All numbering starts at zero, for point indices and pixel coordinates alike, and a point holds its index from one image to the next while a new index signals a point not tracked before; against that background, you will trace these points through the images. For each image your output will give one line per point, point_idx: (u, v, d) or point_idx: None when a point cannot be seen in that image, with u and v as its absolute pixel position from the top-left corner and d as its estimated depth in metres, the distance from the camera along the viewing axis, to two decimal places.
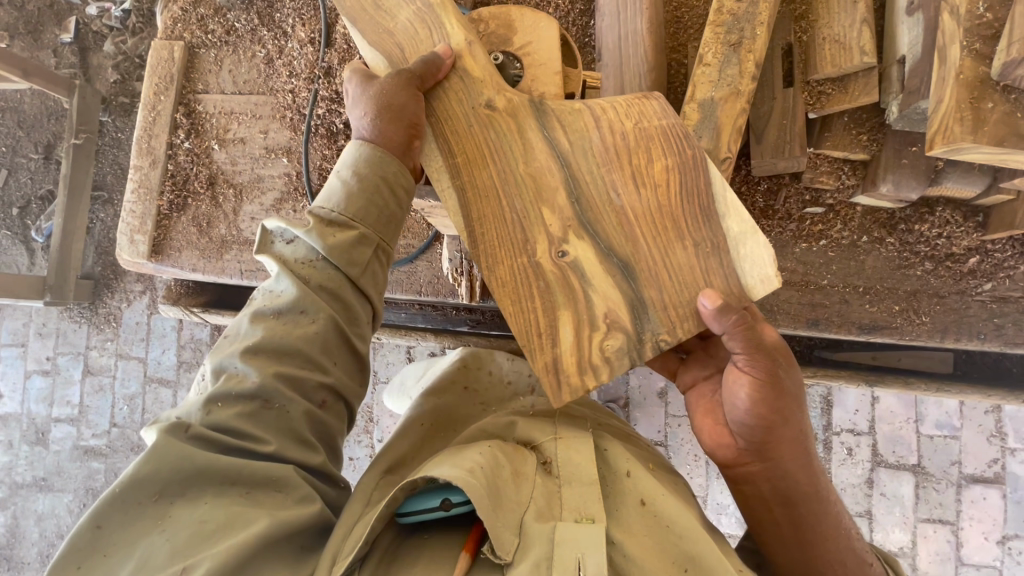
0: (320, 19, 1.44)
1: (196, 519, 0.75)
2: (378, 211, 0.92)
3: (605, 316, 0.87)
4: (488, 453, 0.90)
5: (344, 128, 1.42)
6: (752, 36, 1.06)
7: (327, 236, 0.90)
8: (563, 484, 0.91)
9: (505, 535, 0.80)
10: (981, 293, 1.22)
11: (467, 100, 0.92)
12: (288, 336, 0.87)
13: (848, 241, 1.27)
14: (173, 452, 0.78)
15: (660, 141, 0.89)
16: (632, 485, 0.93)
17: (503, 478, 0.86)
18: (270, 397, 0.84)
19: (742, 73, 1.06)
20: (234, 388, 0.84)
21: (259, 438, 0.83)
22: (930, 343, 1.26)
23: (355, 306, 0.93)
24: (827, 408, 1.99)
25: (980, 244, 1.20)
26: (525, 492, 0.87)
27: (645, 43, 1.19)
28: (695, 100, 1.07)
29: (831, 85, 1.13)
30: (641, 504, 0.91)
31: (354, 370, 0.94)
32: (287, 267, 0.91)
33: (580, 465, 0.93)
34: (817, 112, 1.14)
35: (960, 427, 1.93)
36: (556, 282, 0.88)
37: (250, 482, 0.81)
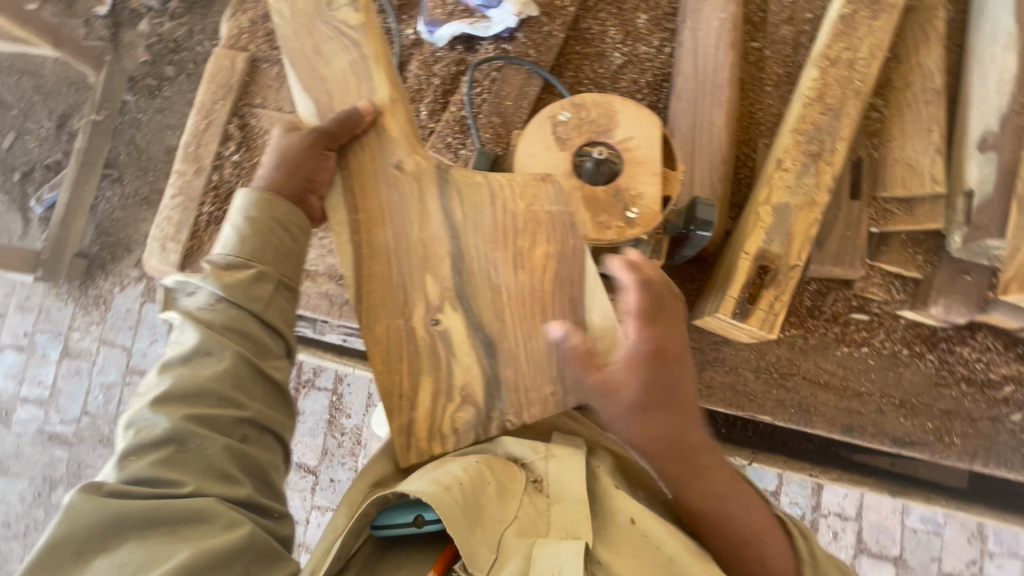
0: (393, 54, 1.41)
1: (117, 562, 0.68)
2: (274, 248, 0.86)
3: (460, 388, 0.88)
4: (475, 466, 0.80)
5: None
6: (831, 149, 1.09)
7: (224, 278, 0.83)
8: (553, 503, 0.80)
9: (479, 553, 0.72)
10: (1011, 422, 1.24)
11: (379, 156, 0.88)
12: (194, 381, 0.78)
13: (889, 351, 1.28)
14: (86, 511, 0.70)
15: (587, 216, 0.86)
16: (626, 503, 0.81)
17: (485, 494, 0.77)
18: (182, 438, 0.75)
19: (818, 185, 1.08)
20: (144, 439, 0.75)
21: (174, 480, 0.73)
22: (958, 465, 1.26)
23: (264, 338, 0.84)
24: (817, 490, 1.97)
25: (1017, 373, 1.23)
26: (508, 509, 0.77)
27: (720, 135, 1.21)
28: (770, 204, 1.08)
29: (897, 205, 1.16)
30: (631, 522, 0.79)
31: (273, 403, 0.85)
32: (187, 317, 0.82)
33: (573, 484, 0.82)
34: (880, 228, 1.17)
35: (943, 524, 1.91)
36: (425, 350, 0.88)
37: (172, 519, 0.72)
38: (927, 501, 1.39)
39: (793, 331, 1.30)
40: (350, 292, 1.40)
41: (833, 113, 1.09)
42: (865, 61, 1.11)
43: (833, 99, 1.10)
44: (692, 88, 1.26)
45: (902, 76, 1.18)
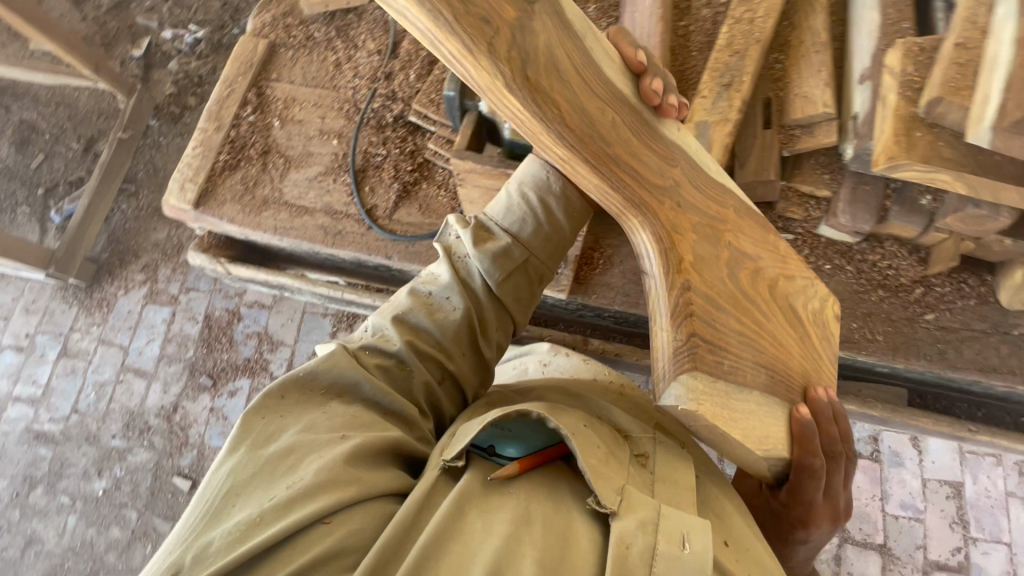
0: (389, 38, 1.72)
1: (351, 414, 0.97)
2: (532, 228, 1.15)
3: None
4: (590, 421, 1.02)
5: (392, 121, 1.65)
6: (740, 81, 1.35)
7: (481, 241, 1.15)
8: (656, 481, 0.98)
9: (608, 490, 0.90)
10: (926, 321, 1.40)
11: None
12: (432, 318, 1.12)
13: (814, 264, 1.46)
14: (344, 365, 1.01)
15: None
16: (718, 526, 0.98)
17: (609, 456, 0.96)
18: (404, 357, 1.07)
19: (731, 107, 1.33)
20: (382, 346, 1.08)
21: (391, 382, 1.05)
22: (884, 362, 1.40)
23: (492, 319, 1.16)
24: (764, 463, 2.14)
25: (924, 278, 1.42)
26: (621, 467, 0.95)
27: None
28: (693, 122, 1.33)
29: (801, 131, 1.40)
30: (724, 544, 0.95)
31: (474, 368, 1.16)
32: (449, 258, 1.17)
33: (673, 472, 1.00)
34: (790, 150, 1.41)
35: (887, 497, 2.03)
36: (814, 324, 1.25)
37: (386, 407, 1.02)
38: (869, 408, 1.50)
39: None
40: (343, 224, 1.59)
41: (738, 55, 1.37)
42: (762, 18, 1.40)
43: (739, 46, 1.38)
44: None
45: (797, 36, 1.47)
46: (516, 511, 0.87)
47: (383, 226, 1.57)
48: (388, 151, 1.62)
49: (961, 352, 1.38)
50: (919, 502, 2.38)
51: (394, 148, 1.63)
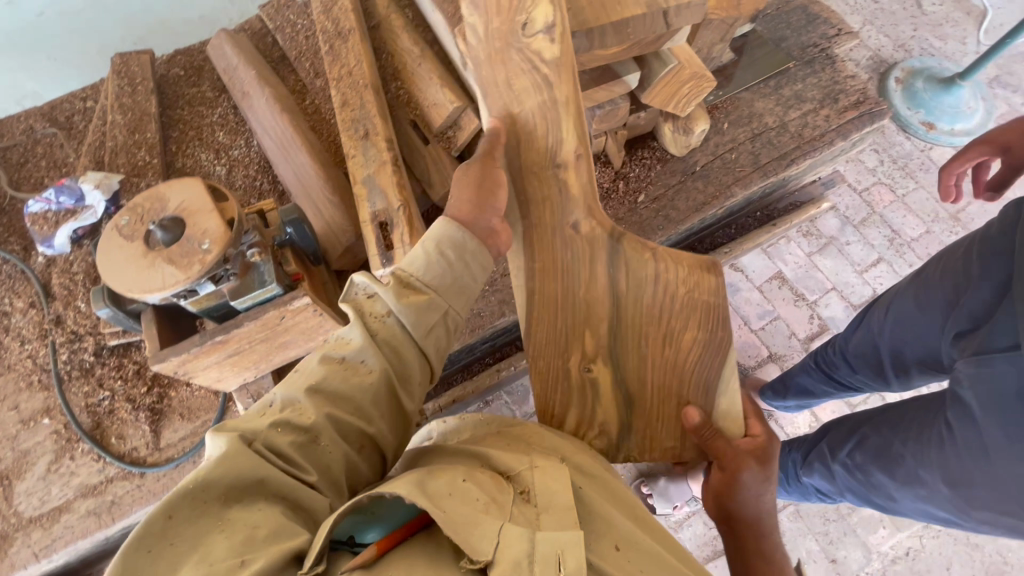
0: (35, 284, 1.50)
1: (253, 525, 0.63)
2: (452, 278, 0.89)
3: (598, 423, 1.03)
4: (470, 472, 0.79)
5: (94, 359, 1.42)
6: (373, 125, 1.41)
7: (401, 296, 0.85)
8: (540, 513, 0.76)
9: (480, 545, 0.67)
10: (642, 203, 1.63)
11: (557, 219, 1.03)
12: (348, 385, 0.79)
13: None
14: (243, 460, 0.67)
15: (171, 268, 1.01)
16: (608, 528, 0.81)
17: (488, 505, 0.73)
18: (322, 430, 0.75)
19: (379, 151, 1.38)
20: (292, 418, 0.74)
21: (303, 467, 0.72)
22: None
23: (415, 367, 0.85)
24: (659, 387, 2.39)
25: (617, 174, 1.65)
26: (505, 511, 0.74)
27: (312, 166, 1.48)
28: (359, 182, 1.36)
29: (452, 130, 1.51)
30: (616, 548, 0.78)
31: (396, 428, 0.85)
32: (360, 318, 0.83)
33: (555, 490, 0.79)
34: (456, 149, 1.51)
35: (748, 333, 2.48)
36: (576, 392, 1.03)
37: (293, 498, 0.70)
38: None
39: None
40: (112, 491, 1.35)
41: (359, 106, 1.43)
42: (357, 68, 1.48)
43: (353, 100, 1.45)
44: (278, 152, 1.53)
45: (399, 62, 1.58)
46: None
47: (157, 462, 1.36)
48: (109, 389, 1.40)
49: (677, 207, 1.62)
50: (767, 305, 2.63)
51: (116, 382, 1.41)
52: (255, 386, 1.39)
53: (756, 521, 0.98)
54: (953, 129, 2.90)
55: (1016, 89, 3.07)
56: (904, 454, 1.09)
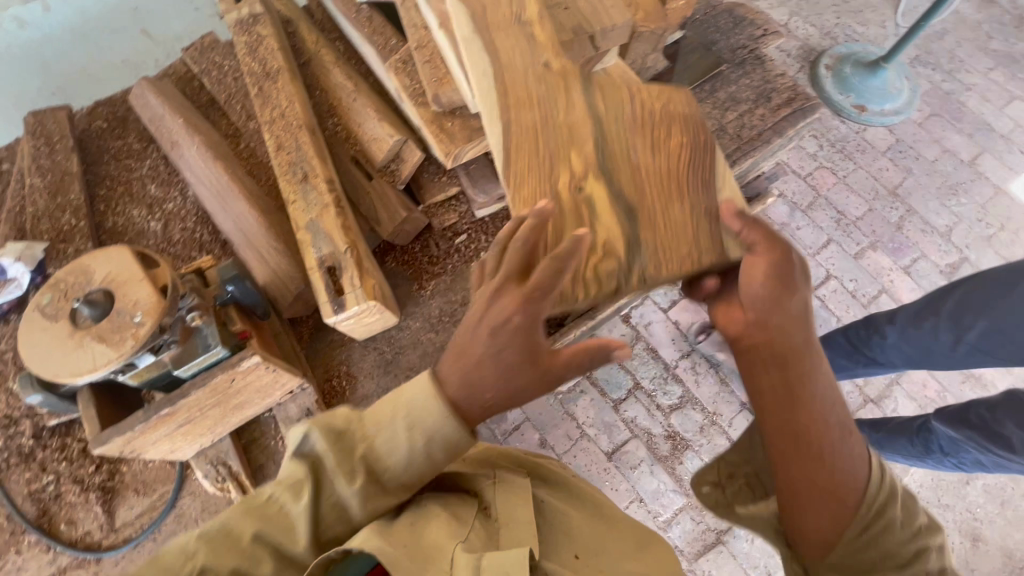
0: None
1: None
2: (430, 463, 0.87)
3: (602, 241, 1.01)
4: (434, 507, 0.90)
5: (34, 442, 1.32)
6: (312, 167, 1.37)
7: (369, 489, 0.84)
8: (500, 526, 0.90)
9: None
10: None
11: (528, 57, 1.07)
12: (294, 562, 0.82)
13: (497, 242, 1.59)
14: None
15: (102, 347, 0.94)
16: (568, 541, 0.96)
17: (446, 530, 0.84)
18: (279, 554, 0.81)
19: (321, 194, 1.34)
20: (254, 548, 0.81)
21: None
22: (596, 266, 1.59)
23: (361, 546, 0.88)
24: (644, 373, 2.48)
25: None
26: (463, 528, 0.86)
27: (251, 214, 1.42)
28: (302, 228, 1.31)
29: (395, 163, 1.48)
30: (576, 558, 0.93)
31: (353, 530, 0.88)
32: (320, 492, 0.83)
33: (515, 505, 0.93)
34: (401, 182, 1.48)
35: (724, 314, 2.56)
36: (571, 210, 1.02)
37: None
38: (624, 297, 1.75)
39: (429, 285, 1.53)
40: None
41: (295, 148, 1.39)
42: (290, 109, 1.44)
43: (289, 142, 1.40)
44: (215, 202, 1.47)
45: (334, 98, 1.55)
46: None
47: (114, 545, 1.28)
48: (53, 472, 1.31)
49: None
50: None
51: (62, 463, 1.32)
52: (213, 450, 1.32)
53: (792, 347, 0.87)
54: (883, 110, 3.04)
55: (935, 67, 3.25)
56: (1007, 431, 1.35)
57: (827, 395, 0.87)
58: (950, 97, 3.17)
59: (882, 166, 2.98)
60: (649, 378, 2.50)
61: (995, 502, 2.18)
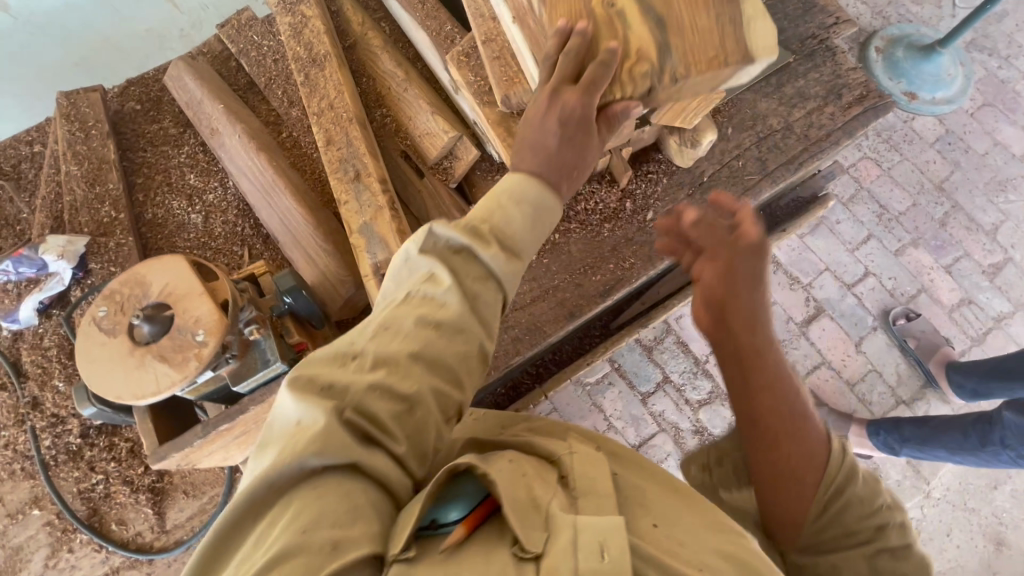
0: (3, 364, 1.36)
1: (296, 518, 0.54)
2: (530, 221, 0.85)
3: (636, 46, 0.94)
4: (509, 457, 0.68)
5: (81, 441, 1.30)
6: (364, 165, 1.29)
7: (479, 258, 0.77)
8: (578, 497, 0.65)
9: (529, 535, 0.57)
10: (651, 220, 1.55)
11: None
12: (404, 389, 0.66)
13: (549, 244, 1.52)
14: (328, 433, 0.60)
15: (166, 368, 0.91)
16: (643, 509, 0.69)
17: (528, 480, 0.65)
18: (393, 405, 0.65)
19: (374, 195, 1.27)
20: (362, 400, 0.64)
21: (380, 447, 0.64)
22: (651, 272, 1.53)
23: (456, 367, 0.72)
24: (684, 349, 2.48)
25: (623, 192, 1.55)
26: (548, 489, 0.64)
27: (299, 211, 1.36)
28: (355, 232, 1.25)
29: (448, 160, 1.41)
30: (654, 525, 0.67)
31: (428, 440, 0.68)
32: (439, 263, 0.75)
33: (597, 474, 0.69)
34: (454, 181, 1.41)
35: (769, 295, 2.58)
36: (603, 19, 0.95)
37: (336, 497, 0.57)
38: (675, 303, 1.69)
39: None
40: None
41: (345, 144, 1.32)
42: (340, 100, 1.36)
43: (339, 136, 1.32)
44: (260, 197, 1.40)
45: (382, 85, 1.45)
46: None
47: (166, 546, 1.29)
48: (103, 474, 1.30)
49: None
50: None
51: (108, 462, 1.30)
52: None
53: (750, 348, 0.83)
54: (934, 98, 2.88)
55: (992, 52, 3.04)
56: None
57: (795, 386, 0.83)
58: (1006, 85, 2.99)
59: (929, 159, 2.85)
60: (680, 373, 2.46)
61: (1021, 507, 2.26)
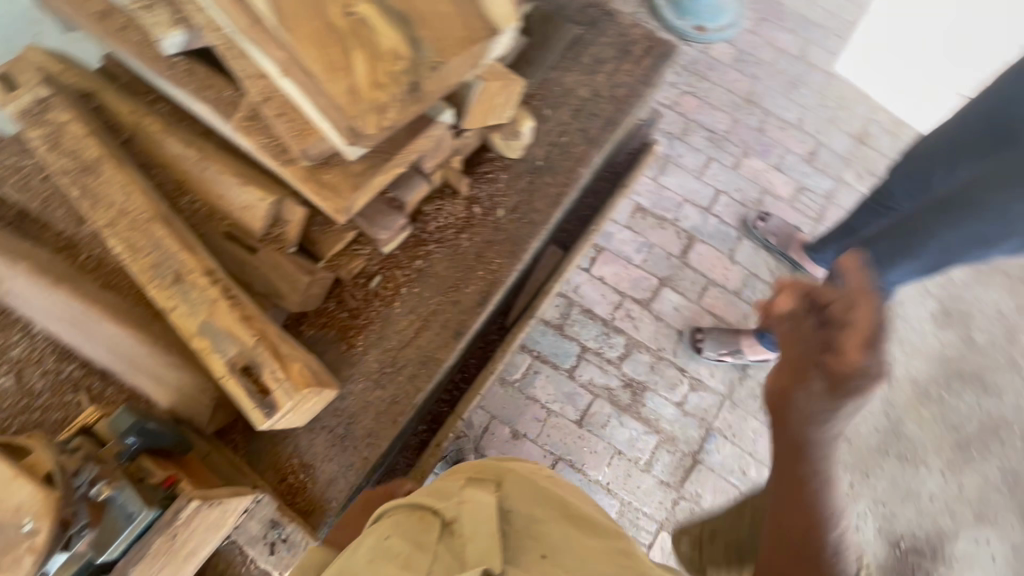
0: None
1: None
2: None
3: (387, 48, 0.93)
4: (389, 541, 0.89)
5: None
6: (180, 263, 1.18)
7: None
8: (463, 542, 0.86)
9: None
10: (502, 217, 1.58)
11: None
12: None
13: (414, 273, 1.50)
14: None
15: None
16: (533, 542, 0.89)
17: (406, 563, 0.84)
18: None
19: (202, 289, 1.16)
20: None
21: None
22: (520, 266, 1.57)
23: None
24: (591, 314, 2.60)
25: (468, 199, 1.58)
26: (424, 563, 0.84)
27: (125, 333, 1.21)
28: (194, 336, 1.14)
29: (278, 225, 1.33)
30: (542, 556, 0.86)
31: None
32: None
33: (478, 522, 0.88)
34: (291, 244, 1.34)
35: (645, 238, 2.77)
36: (350, 34, 0.92)
37: None
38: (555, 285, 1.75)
39: (360, 338, 1.42)
40: None
41: (152, 247, 1.19)
42: (130, 201, 1.22)
43: (142, 241, 1.20)
44: (71, 334, 1.22)
45: (178, 170, 1.33)
46: None
47: None
48: None
49: (536, 208, 1.60)
50: (639, 236, 2.77)
51: None
52: None
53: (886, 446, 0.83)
54: (719, 26, 3.22)
55: None
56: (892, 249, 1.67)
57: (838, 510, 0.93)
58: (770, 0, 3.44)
59: (732, 79, 3.18)
60: (594, 338, 2.56)
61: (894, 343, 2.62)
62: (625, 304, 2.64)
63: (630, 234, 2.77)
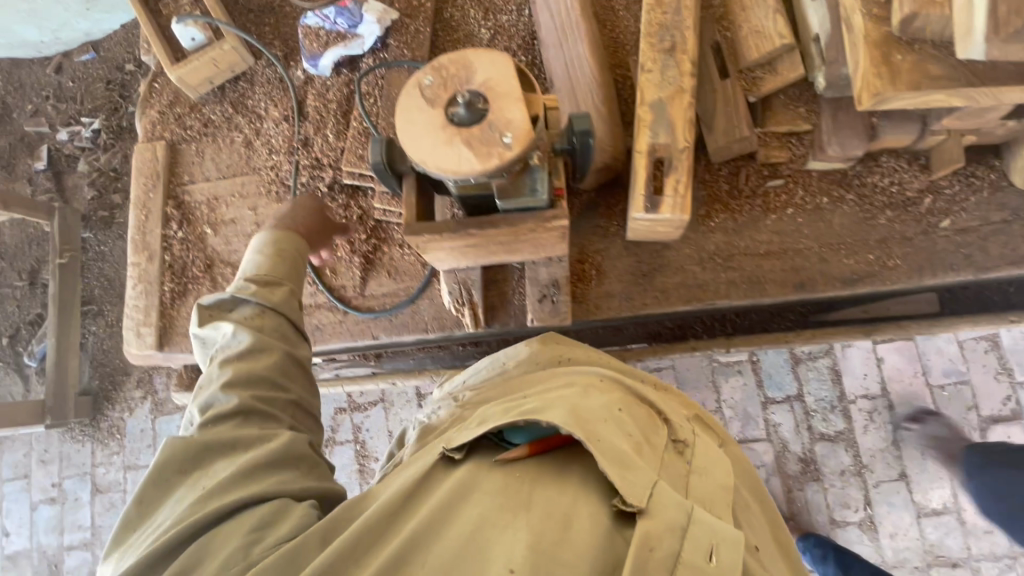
0: (290, 98, 1.54)
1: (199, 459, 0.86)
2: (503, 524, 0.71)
3: None
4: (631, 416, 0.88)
5: (328, 191, 1.49)
6: (683, 39, 1.19)
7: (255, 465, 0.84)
8: (692, 471, 0.86)
9: (638, 489, 0.73)
10: (943, 229, 1.32)
11: None
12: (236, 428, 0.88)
13: (811, 205, 1.35)
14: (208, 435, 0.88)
15: (468, 152, 0.95)
16: (750, 528, 0.88)
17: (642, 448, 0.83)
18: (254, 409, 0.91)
19: (681, 73, 1.18)
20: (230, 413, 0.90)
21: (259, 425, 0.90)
22: (912, 284, 1.33)
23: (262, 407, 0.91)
24: (835, 378, 2.03)
25: (931, 184, 1.32)
26: (655, 457, 0.84)
27: (590, 63, 1.31)
28: (646, 103, 1.18)
29: (762, 70, 1.28)
30: (756, 547, 0.84)
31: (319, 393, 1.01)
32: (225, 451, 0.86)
33: (713, 463, 0.88)
34: (756, 95, 1.29)
35: (965, 371, 1.98)
36: None
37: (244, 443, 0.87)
38: (901, 330, 1.48)
39: (720, 217, 1.37)
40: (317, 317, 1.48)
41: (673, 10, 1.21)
42: None
43: None
44: (553, 34, 1.34)
45: None
46: (557, 501, 0.74)
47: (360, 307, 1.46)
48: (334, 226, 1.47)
49: (988, 250, 1.30)
50: (960, 364, 1.99)
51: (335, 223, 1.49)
52: (463, 274, 1.35)
53: None
54: None
55: None
56: None
57: None
58: None
59: None
60: (818, 398, 2.03)
61: None
62: (873, 405, 2.01)
63: (956, 349, 2.00)
